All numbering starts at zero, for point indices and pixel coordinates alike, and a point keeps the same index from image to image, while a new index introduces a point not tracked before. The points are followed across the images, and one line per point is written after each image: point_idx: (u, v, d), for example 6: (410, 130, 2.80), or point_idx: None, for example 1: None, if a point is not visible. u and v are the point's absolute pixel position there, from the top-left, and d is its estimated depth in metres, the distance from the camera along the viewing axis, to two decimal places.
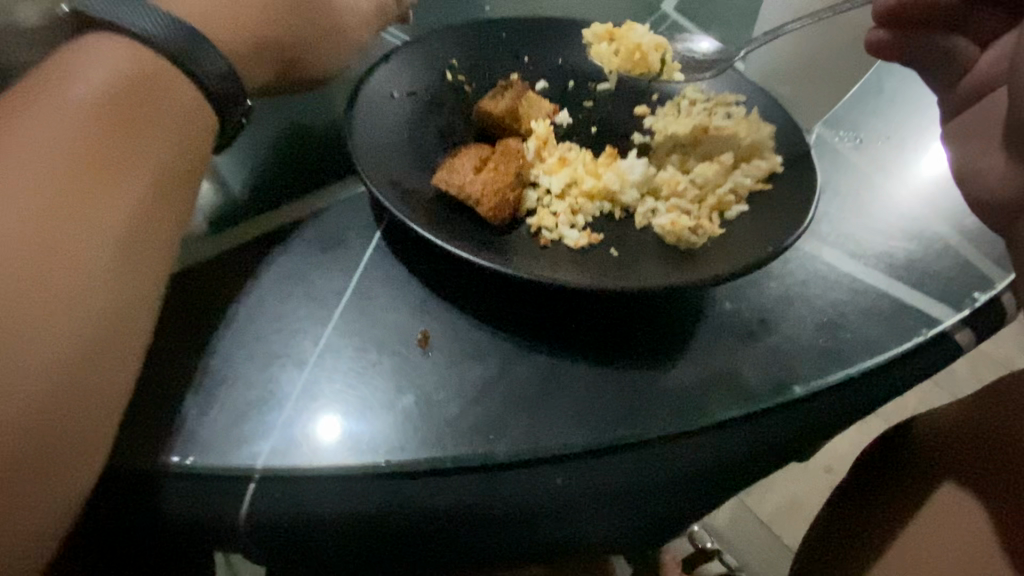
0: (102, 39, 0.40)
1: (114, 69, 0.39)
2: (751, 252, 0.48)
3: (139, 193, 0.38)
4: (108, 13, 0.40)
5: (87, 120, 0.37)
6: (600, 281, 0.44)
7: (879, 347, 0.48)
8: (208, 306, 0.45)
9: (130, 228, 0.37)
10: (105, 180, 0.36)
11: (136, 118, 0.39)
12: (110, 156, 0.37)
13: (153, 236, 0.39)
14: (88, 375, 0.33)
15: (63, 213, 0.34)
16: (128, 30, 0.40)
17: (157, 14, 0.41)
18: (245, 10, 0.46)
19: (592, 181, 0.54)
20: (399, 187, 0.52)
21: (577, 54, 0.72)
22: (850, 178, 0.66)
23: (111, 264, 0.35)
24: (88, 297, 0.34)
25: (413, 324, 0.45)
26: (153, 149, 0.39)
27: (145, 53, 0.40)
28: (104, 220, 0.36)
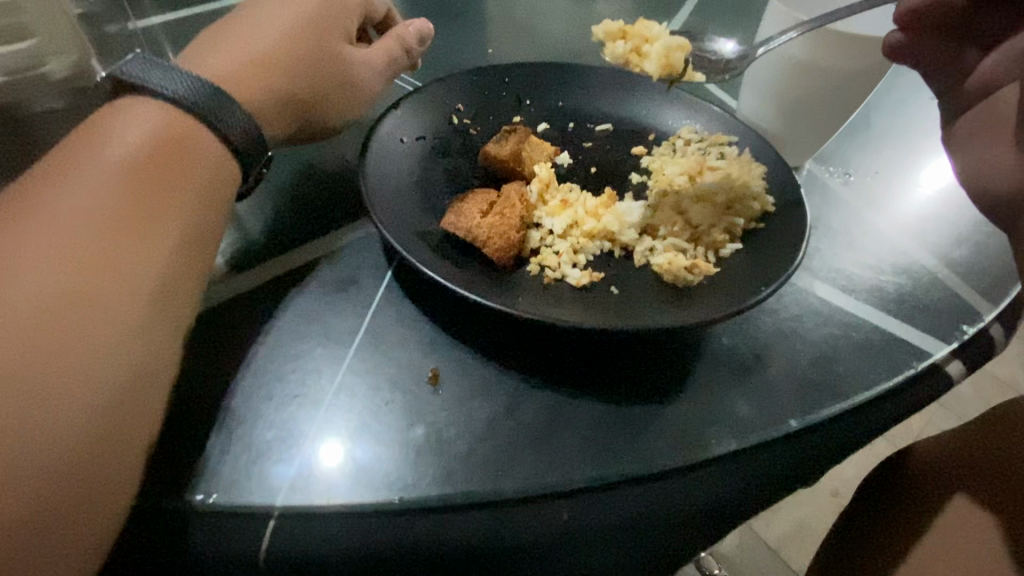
0: (137, 102, 0.43)
1: (147, 131, 0.42)
2: (746, 289, 0.50)
3: (168, 246, 0.41)
4: (142, 78, 0.43)
5: (122, 181, 0.40)
6: (601, 321, 0.46)
7: (873, 379, 0.50)
8: (228, 347, 0.47)
9: (161, 278, 0.39)
10: (138, 235, 0.39)
11: (166, 176, 0.42)
12: (142, 213, 0.40)
13: (181, 283, 0.41)
14: (121, 419, 0.35)
15: (99, 268, 0.37)
16: (159, 92, 0.43)
17: (186, 76, 0.44)
18: (265, 68, 0.49)
19: (592, 222, 0.57)
20: (409, 229, 0.54)
21: (576, 97, 0.75)
22: (842, 213, 0.68)
23: (143, 314, 0.38)
24: (122, 345, 0.36)
25: (424, 362, 0.47)
26: (182, 204, 0.42)
27: (174, 114, 0.43)
28: (139, 270, 0.38)
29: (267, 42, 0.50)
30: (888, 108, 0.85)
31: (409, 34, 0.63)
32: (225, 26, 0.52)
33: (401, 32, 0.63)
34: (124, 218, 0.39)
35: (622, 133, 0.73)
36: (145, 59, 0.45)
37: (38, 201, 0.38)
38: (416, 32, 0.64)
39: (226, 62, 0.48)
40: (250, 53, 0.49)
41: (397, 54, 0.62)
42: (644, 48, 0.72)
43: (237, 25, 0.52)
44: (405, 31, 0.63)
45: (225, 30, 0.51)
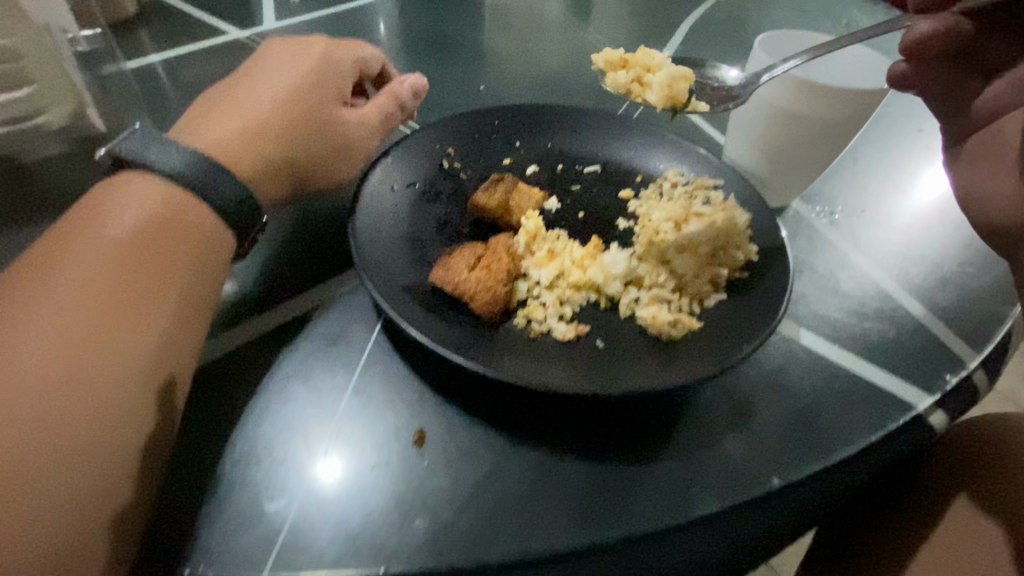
0: (137, 179, 0.46)
1: (144, 210, 0.45)
2: (729, 344, 0.50)
3: (165, 322, 0.43)
4: (140, 155, 0.47)
5: (124, 262, 0.43)
6: (584, 381, 0.47)
7: (857, 432, 0.51)
8: (217, 408, 0.47)
9: (158, 348, 0.42)
10: (138, 317, 0.42)
11: (163, 254, 0.45)
12: (142, 293, 0.43)
13: (178, 349, 0.44)
14: (123, 485, 0.39)
15: (101, 351, 0.40)
16: (156, 168, 0.46)
17: (180, 152, 0.47)
18: (258, 140, 0.52)
19: (578, 273, 0.58)
20: (397, 283, 0.55)
21: (565, 139, 0.76)
22: (827, 255, 0.69)
23: (144, 391, 0.41)
24: (123, 424, 0.40)
25: (410, 422, 0.48)
26: (178, 278, 0.45)
27: (172, 192, 0.46)
28: (137, 343, 0.42)
29: (263, 113, 0.54)
30: (875, 144, 0.86)
31: (404, 90, 0.65)
32: (223, 99, 0.55)
33: (395, 89, 0.64)
34: (125, 300, 0.42)
35: (609, 176, 0.74)
36: (144, 135, 0.48)
37: (48, 279, 0.42)
38: (410, 87, 0.65)
39: (220, 134, 0.51)
40: (245, 125, 0.53)
41: (391, 110, 0.64)
42: (648, 77, 0.69)
43: (234, 97, 0.55)
44: (400, 87, 0.65)
45: (222, 103, 0.55)
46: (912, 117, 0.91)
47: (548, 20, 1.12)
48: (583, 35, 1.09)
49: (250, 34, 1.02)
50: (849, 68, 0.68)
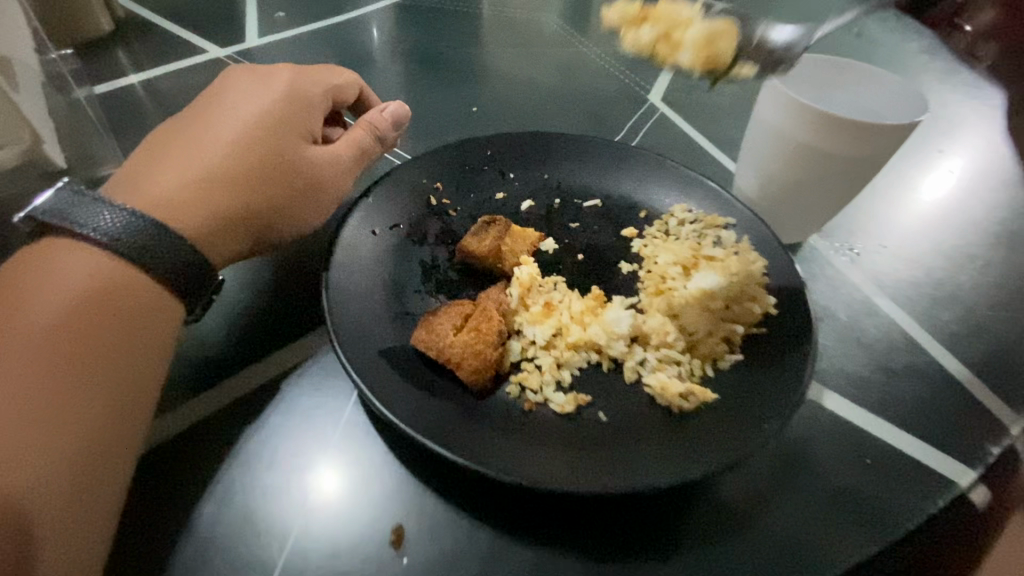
0: (63, 248, 0.41)
1: (70, 286, 0.39)
2: (747, 422, 0.45)
3: (92, 419, 0.38)
4: (64, 219, 0.40)
5: (42, 349, 0.37)
6: (586, 472, 0.41)
7: (892, 516, 0.45)
8: (170, 504, 0.42)
9: (87, 449, 0.37)
10: (56, 416, 0.37)
11: (93, 335, 0.39)
12: (62, 386, 0.37)
13: (113, 446, 0.38)
14: None
15: (5, 463, 0.34)
16: (85, 235, 0.41)
17: (112, 212, 0.41)
18: (208, 191, 0.47)
19: (578, 331, 0.52)
20: (377, 347, 0.49)
21: (562, 170, 0.69)
22: (850, 299, 0.63)
23: (60, 508, 0.35)
24: (41, 547, 0.34)
25: (387, 517, 0.43)
26: (110, 366, 0.39)
27: (104, 262, 0.41)
28: (63, 447, 0.36)
29: (221, 157, 0.48)
30: (897, 169, 0.80)
31: (383, 120, 0.59)
32: (173, 138, 0.50)
33: (373, 119, 0.59)
34: (40, 396, 0.36)
35: (611, 212, 0.67)
36: (72, 190, 0.42)
37: None
38: (389, 116, 0.60)
39: (163, 187, 0.46)
40: (198, 173, 0.47)
41: (368, 143, 0.58)
42: (676, 34, 0.54)
43: (187, 137, 0.49)
44: (379, 117, 0.59)
45: (173, 143, 0.49)
46: (931, 139, 0.86)
47: (544, 33, 1.06)
48: (582, 50, 1.03)
49: (230, 51, 0.96)
50: (875, 95, 0.62)
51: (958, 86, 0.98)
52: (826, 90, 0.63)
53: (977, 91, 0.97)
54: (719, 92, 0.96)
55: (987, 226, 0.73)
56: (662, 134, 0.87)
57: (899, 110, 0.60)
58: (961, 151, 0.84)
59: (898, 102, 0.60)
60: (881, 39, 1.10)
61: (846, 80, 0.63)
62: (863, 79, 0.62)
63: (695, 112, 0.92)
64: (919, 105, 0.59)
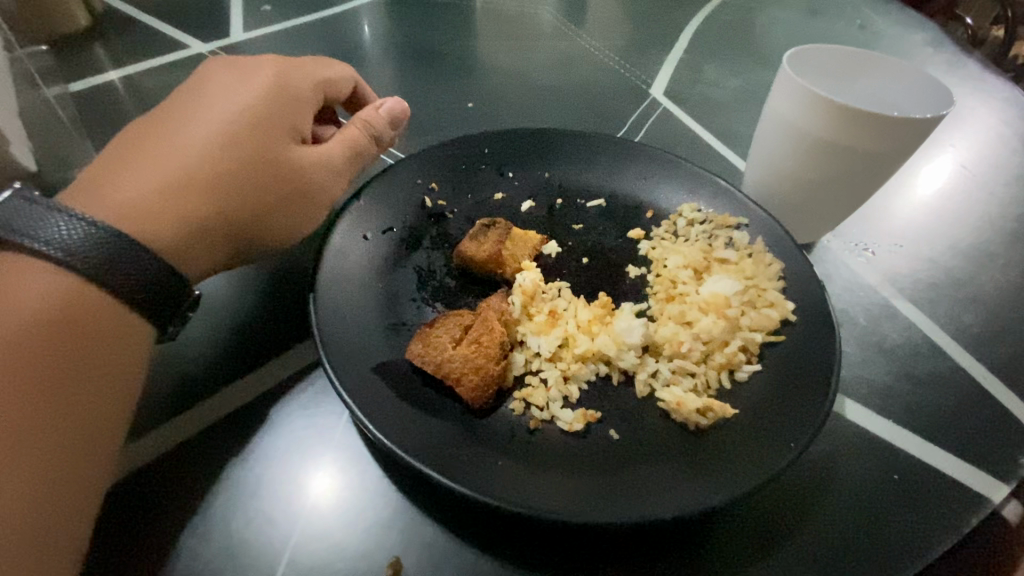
0: (15, 263, 0.37)
1: (25, 308, 0.36)
2: (771, 441, 0.42)
3: (49, 455, 0.34)
4: (14, 230, 0.36)
5: None
6: (597, 501, 0.38)
7: (925, 538, 0.42)
8: (146, 538, 0.38)
9: (43, 487, 0.33)
10: (5, 458, 0.33)
11: (45, 361, 0.35)
12: (11, 424, 0.33)
13: (76, 479, 0.35)
14: None
15: None
16: (37, 248, 0.36)
17: (68, 221, 0.37)
18: (180, 196, 0.43)
19: (585, 342, 0.49)
20: (369, 363, 0.46)
21: (565, 168, 0.66)
22: (868, 302, 0.60)
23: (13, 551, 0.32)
24: None
25: (383, 549, 0.39)
26: (68, 397, 0.35)
27: (61, 281, 0.37)
28: (16, 486, 0.33)
29: (198, 160, 0.44)
30: (910, 164, 0.78)
31: (379, 118, 0.56)
32: (144, 138, 0.46)
33: (368, 117, 0.55)
34: None
35: (616, 212, 0.63)
36: (20, 197, 0.38)
37: None
38: (385, 115, 0.56)
39: (130, 193, 0.42)
40: (171, 178, 0.43)
41: (362, 143, 0.54)
42: None
43: (159, 138, 0.46)
44: (373, 114, 0.55)
45: (144, 144, 0.45)
46: (941, 132, 0.83)
47: (538, 26, 1.02)
48: (578, 42, 0.99)
49: (212, 45, 0.91)
50: (895, 90, 0.59)
51: (965, 79, 0.95)
52: (844, 79, 0.60)
53: (984, 84, 0.94)
54: (722, 86, 0.93)
55: (1003, 223, 0.70)
56: (665, 130, 0.84)
57: (910, 107, 0.58)
58: (972, 143, 0.81)
59: (912, 97, 0.58)
60: (883, 30, 1.07)
61: (865, 68, 0.60)
62: (882, 68, 0.59)
63: (698, 107, 0.88)
64: (927, 103, 0.57)
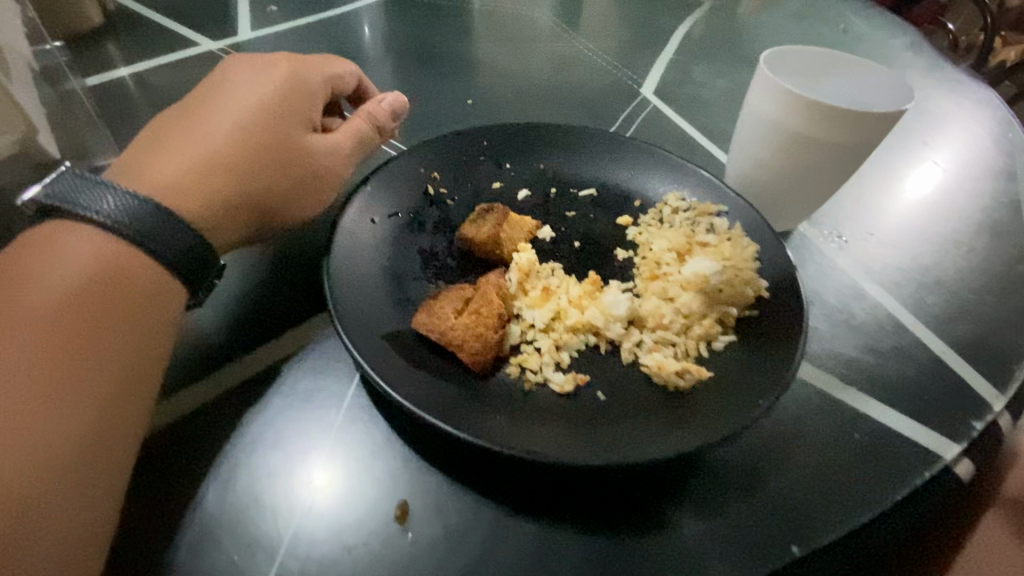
0: (69, 230, 0.41)
1: (73, 266, 0.40)
2: (741, 400, 0.46)
3: (99, 395, 0.38)
4: (70, 202, 0.41)
5: (47, 328, 0.38)
6: (585, 448, 0.42)
7: (882, 491, 0.46)
8: (178, 480, 0.43)
9: (95, 422, 0.38)
10: (63, 395, 0.37)
11: (96, 315, 0.40)
12: (67, 366, 0.38)
13: (124, 418, 0.39)
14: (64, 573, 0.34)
15: (19, 432, 0.35)
16: (90, 218, 0.41)
17: (117, 195, 0.42)
18: (209, 175, 0.47)
19: (576, 314, 0.53)
20: (377, 331, 0.50)
21: (559, 159, 0.70)
22: (839, 285, 0.65)
23: (69, 474, 0.36)
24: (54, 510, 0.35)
25: (391, 494, 0.44)
26: (114, 346, 0.40)
27: (108, 246, 0.41)
28: (70, 418, 0.37)
29: (220, 145, 0.49)
30: (884, 161, 0.83)
31: (381, 110, 0.60)
32: (174, 125, 0.50)
33: (371, 109, 0.59)
34: (47, 375, 0.37)
35: (606, 200, 0.68)
36: (72, 174, 0.43)
37: None
38: (388, 107, 0.60)
39: (164, 173, 0.46)
40: (196, 159, 0.47)
41: (367, 132, 0.59)
42: None
43: (186, 124, 0.50)
44: (376, 107, 0.60)
45: (173, 130, 0.50)
46: (915, 132, 0.88)
47: (536, 28, 1.06)
48: (573, 44, 1.04)
49: (222, 43, 0.96)
50: (864, 87, 0.64)
51: (940, 81, 1.00)
52: (817, 76, 0.65)
53: (959, 86, 0.99)
54: (709, 86, 0.98)
55: (971, 216, 0.75)
56: (654, 127, 0.89)
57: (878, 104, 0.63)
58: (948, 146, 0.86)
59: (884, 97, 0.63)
60: (865, 35, 1.12)
61: (836, 67, 0.65)
62: (851, 67, 0.64)
63: (686, 106, 0.93)
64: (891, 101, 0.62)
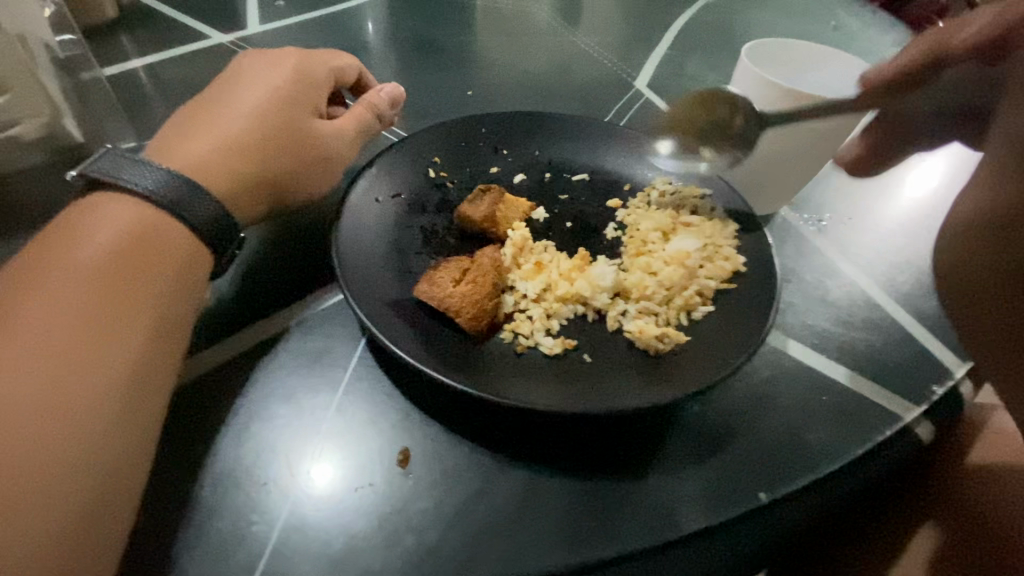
0: (109, 199, 0.46)
1: (116, 230, 0.44)
2: (716, 362, 0.51)
3: (138, 340, 0.42)
4: (113, 175, 0.46)
5: (91, 282, 0.42)
6: (571, 401, 0.46)
7: (846, 446, 0.50)
8: (202, 427, 0.47)
9: (137, 363, 0.42)
10: (108, 338, 0.41)
11: (135, 273, 0.44)
12: (110, 315, 0.42)
13: (159, 363, 0.43)
14: (109, 494, 0.38)
15: (70, 369, 0.39)
16: (132, 190, 0.46)
17: (154, 171, 0.47)
18: (231, 153, 0.51)
19: (565, 286, 0.58)
20: (382, 299, 0.54)
21: (552, 146, 0.74)
22: (814, 264, 0.69)
23: (115, 407, 0.40)
24: (101, 438, 0.38)
25: (395, 443, 0.48)
26: (151, 299, 0.44)
27: (147, 213, 0.46)
28: (114, 359, 0.41)
29: (237, 131, 0.53)
30: None
31: (380, 99, 0.64)
32: (195, 113, 0.54)
33: (372, 99, 0.63)
34: (94, 321, 0.41)
35: (597, 184, 0.72)
36: (116, 154, 0.48)
37: (22, 297, 0.41)
38: (387, 97, 0.64)
39: (189, 152, 0.50)
40: (216, 142, 0.52)
41: (369, 121, 0.62)
42: None
43: (205, 113, 0.54)
44: (376, 96, 0.64)
45: (194, 117, 0.54)
46: None
47: (534, 24, 1.10)
48: (570, 40, 1.08)
49: (232, 37, 1.00)
50: (841, 78, 0.68)
51: None
52: (797, 69, 0.69)
53: None
54: (700, 80, 1.02)
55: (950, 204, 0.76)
56: (646, 118, 0.92)
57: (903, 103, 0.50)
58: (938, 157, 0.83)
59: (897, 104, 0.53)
60: (853, 32, 1.16)
61: (814, 60, 0.69)
62: (826, 59, 0.68)
63: (677, 98, 0.97)
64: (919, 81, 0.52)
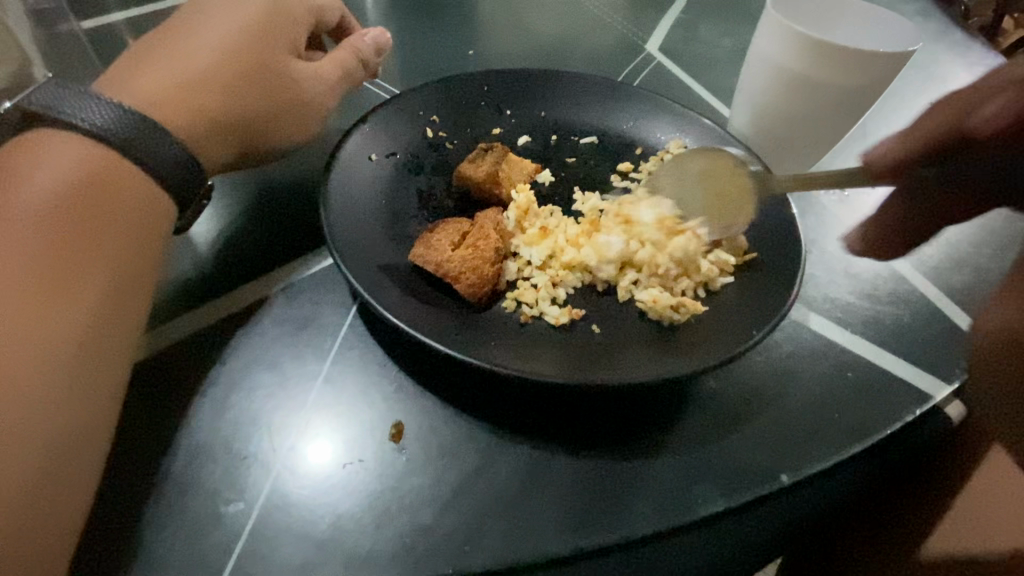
0: (52, 136, 0.41)
1: (63, 172, 0.40)
2: (735, 334, 0.47)
3: (92, 296, 0.38)
4: (56, 108, 0.41)
5: (38, 231, 0.38)
6: (579, 374, 0.43)
7: (870, 426, 0.47)
8: (172, 396, 0.43)
9: (89, 320, 0.38)
10: (57, 294, 0.37)
11: (87, 221, 0.40)
12: (57, 266, 0.38)
13: (116, 322, 0.39)
14: (62, 465, 0.35)
15: (14, 326, 0.35)
16: (78, 126, 0.41)
17: (103, 105, 0.42)
18: (197, 91, 0.47)
19: (572, 252, 0.54)
20: (374, 262, 0.50)
21: (558, 106, 0.69)
22: (837, 234, 0.64)
23: (66, 368, 0.36)
24: (50, 404, 0.35)
25: (387, 416, 0.44)
26: (106, 250, 0.40)
27: (99, 154, 0.41)
28: (64, 315, 0.37)
29: (204, 68, 0.48)
30: (884, 119, 0.82)
31: (365, 45, 0.59)
32: (155, 45, 0.49)
33: (355, 42, 0.58)
34: (39, 274, 0.37)
35: (606, 147, 0.67)
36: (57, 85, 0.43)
37: None
38: (371, 42, 0.59)
39: (149, 87, 0.46)
40: (180, 78, 0.47)
41: (352, 66, 0.58)
42: None
43: (165, 46, 0.49)
44: (360, 41, 0.59)
45: (152, 50, 0.49)
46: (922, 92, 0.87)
47: None
48: None
49: None
50: (869, 32, 0.63)
51: (951, 43, 0.98)
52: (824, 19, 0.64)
53: (971, 48, 0.97)
54: (714, 43, 0.96)
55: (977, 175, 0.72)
56: (656, 83, 0.87)
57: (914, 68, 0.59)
58: None
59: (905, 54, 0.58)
60: None
61: (841, 11, 0.64)
62: (864, 11, 0.63)
63: (690, 62, 0.92)
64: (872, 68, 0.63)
